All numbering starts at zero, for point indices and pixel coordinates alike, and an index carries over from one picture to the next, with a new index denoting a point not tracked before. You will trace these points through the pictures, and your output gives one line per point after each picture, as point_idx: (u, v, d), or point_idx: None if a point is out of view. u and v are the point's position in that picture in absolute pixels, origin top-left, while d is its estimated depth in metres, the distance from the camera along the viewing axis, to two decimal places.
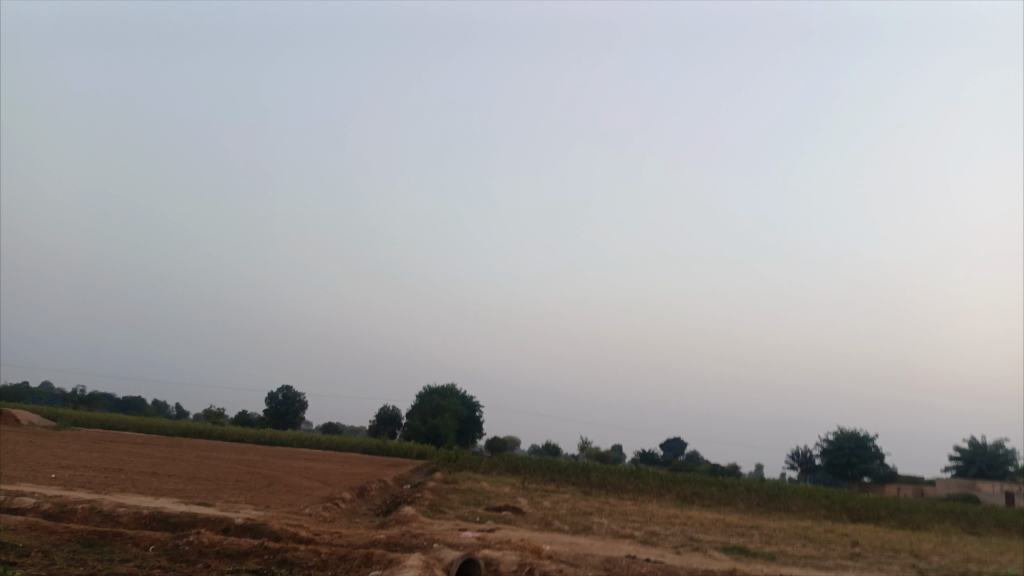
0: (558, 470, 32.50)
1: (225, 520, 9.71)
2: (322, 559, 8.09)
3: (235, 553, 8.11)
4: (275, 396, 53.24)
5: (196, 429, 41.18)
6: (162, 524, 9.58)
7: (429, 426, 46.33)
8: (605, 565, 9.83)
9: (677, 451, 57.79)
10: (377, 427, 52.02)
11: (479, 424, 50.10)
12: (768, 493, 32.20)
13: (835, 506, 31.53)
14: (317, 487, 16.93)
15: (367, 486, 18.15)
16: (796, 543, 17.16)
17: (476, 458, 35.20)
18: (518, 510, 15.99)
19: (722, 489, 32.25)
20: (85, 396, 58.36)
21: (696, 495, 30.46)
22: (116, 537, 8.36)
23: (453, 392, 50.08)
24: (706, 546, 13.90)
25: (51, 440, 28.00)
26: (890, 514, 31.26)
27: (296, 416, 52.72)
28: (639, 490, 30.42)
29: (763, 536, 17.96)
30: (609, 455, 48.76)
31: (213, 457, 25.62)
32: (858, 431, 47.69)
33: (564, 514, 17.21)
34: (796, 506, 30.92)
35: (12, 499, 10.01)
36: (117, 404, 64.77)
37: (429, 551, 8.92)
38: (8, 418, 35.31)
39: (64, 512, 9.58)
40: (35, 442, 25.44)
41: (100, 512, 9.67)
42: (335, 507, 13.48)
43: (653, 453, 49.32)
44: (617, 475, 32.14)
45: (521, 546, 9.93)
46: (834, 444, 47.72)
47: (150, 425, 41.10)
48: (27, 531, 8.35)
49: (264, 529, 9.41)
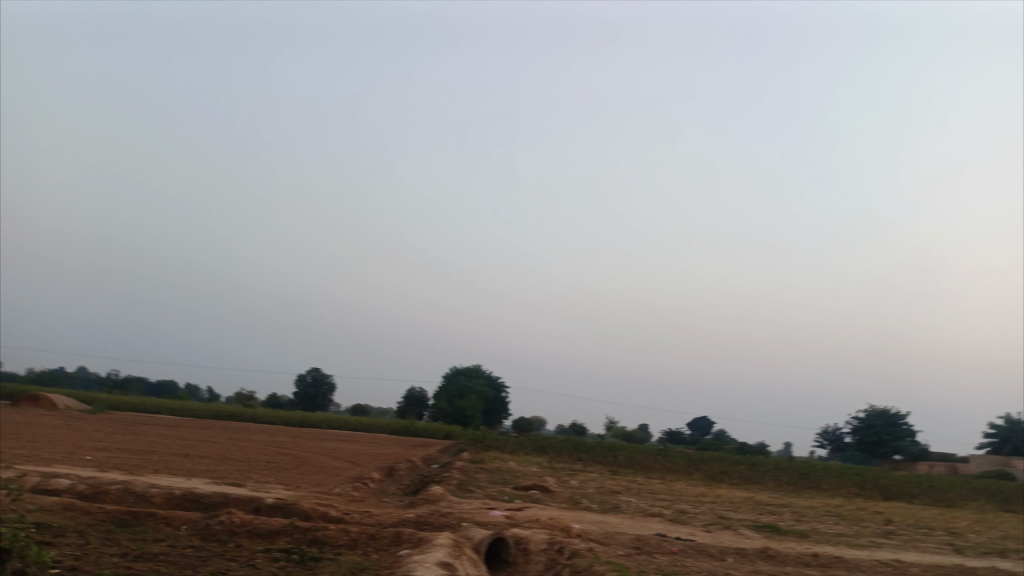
0: (585, 449, 32.50)
1: (255, 500, 9.77)
2: (351, 538, 8.10)
3: (265, 533, 8.15)
4: (304, 378, 53.92)
5: (227, 411, 41.85)
6: (193, 504, 9.67)
7: (455, 406, 46.60)
8: (636, 544, 9.74)
9: (704, 430, 57.48)
10: (405, 408, 52.43)
11: (506, 405, 50.25)
12: (798, 472, 31.89)
13: (866, 484, 31.17)
14: (346, 467, 17.07)
15: (395, 466, 18.26)
16: (828, 521, 16.96)
17: (503, 438, 35.31)
18: (546, 490, 15.98)
19: (751, 468, 32.00)
20: (120, 380, 59.56)
21: (725, 473, 30.29)
22: (149, 517, 8.45)
23: (479, 373, 50.24)
24: (737, 525, 13.77)
25: (88, 423, 28.60)
26: (923, 492, 30.84)
27: (325, 398, 53.31)
28: (667, 469, 30.32)
29: (795, 515, 17.76)
30: (636, 435, 48.65)
31: (244, 439, 25.98)
32: (889, 408, 47.03)
33: (592, 493, 17.18)
34: (827, 484, 30.62)
35: (48, 481, 10.17)
36: (150, 388, 66.13)
37: (458, 530, 8.89)
38: (45, 402, 36.13)
39: (98, 493, 9.71)
40: (72, 426, 25.99)
41: (133, 493, 9.79)
42: (364, 487, 13.55)
43: (680, 432, 49.13)
44: (645, 454, 32.05)
45: (550, 525, 9.87)
46: (865, 422, 47.10)
47: (183, 408, 41.81)
48: (63, 512, 8.47)
49: (294, 509, 9.46)
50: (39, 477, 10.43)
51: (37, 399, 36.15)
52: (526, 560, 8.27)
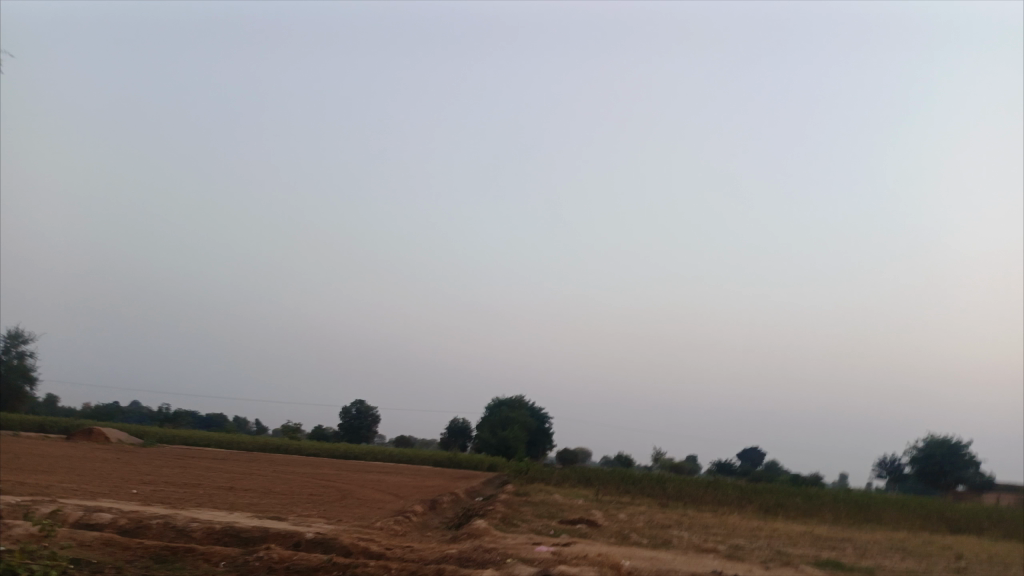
0: (632, 481, 31.64)
1: (295, 535, 9.55)
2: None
3: (304, 569, 7.90)
4: (348, 410, 54.14)
5: (273, 444, 42.13)
6: (233, 539, 9.49)
7: (499, 438, 46.10)
8: None
9: (755, 461, 55.76)
10: (449, 440, 52.11)
11: (550, 436, 49.53)
12: (857, 503, 30.52)
13: (931, 516, 29.64)
14: (389, 500, 16.81)
15: (438, 499, 17.94)
16: (895, 557, 15.99)
17: (547, 470, 34.69)
18: (593, 523, 15.45)
19: (807, 499, 30.75)
20: (170, 415, 60.60)
21: (779, 506, 29.12)
22: (187, 553, 8.29)
23: (522, 403, 49.68)
24: (797, 561, 13.06)
25: (139, 457, 28.99)
26: (993, 525, 29.18)
27: (369, 430, 53.36)
28: (718, 501, 29.29)
29: (857, 550, 16.82)
30: (684, 466, 47.35)
31: (289, 472, 25.96)
32: (950, 437, 44.96)
33: (642, 527, 16.55)
34: (888, 517, 29.18)
35: (91, 515, 10.13)
36: (200, 422, 67.24)
37: (503, 567, 8.49)
38: (98, 436, 36.83)
39: (139, 528, 9.62)
40: (122, 459, 26.34)
41: (173, 527, 9.67)
42: (406, 521, 13.24)
43: (730, 463, 47.70)
44: (694, 486, 31.06)
45: (599, 562, 9.41)
46: (924, 451, 45.07)
47: (230, 441, 42.22)
48: (102, 547, 8.36)
49: (334, 544, 9.21)
50: (82, 511, 10.41)
51: (90, 433, 36.87)
52: None
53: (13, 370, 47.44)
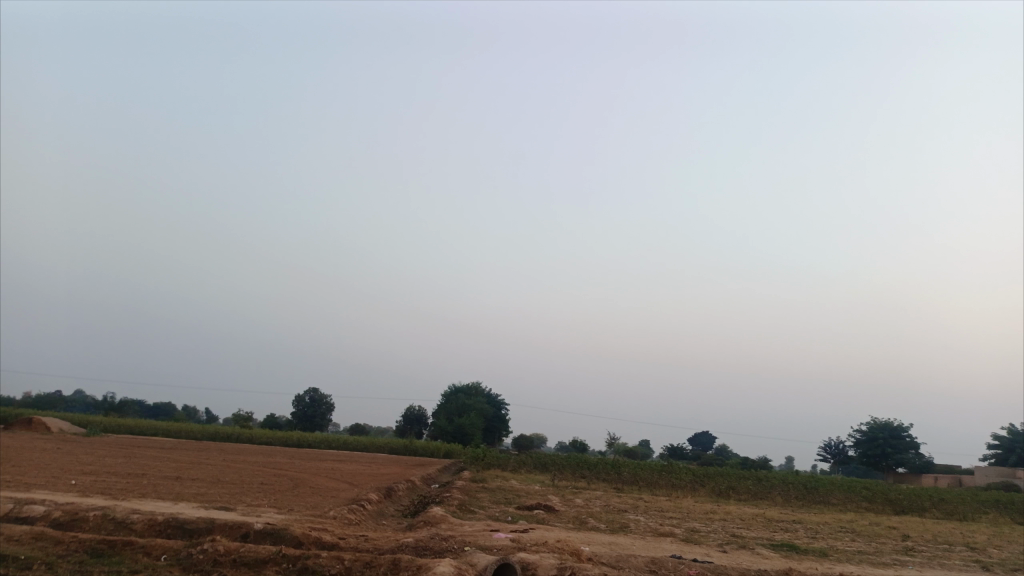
0: (589, 466, 31.74)
1: (243, 526, 9.14)
2: (345, 567, 7.45)
3: (252, 562, 7.53)
4: (302, 398, 53.17)
5: (224, 433, 41.11)
6: (177, 531, 9.05)
7: (455, 425, 45.86)
8: (651, 568, 9.10)
9: (706, 446, 56.72)
10: (404, 427, 51.68)
11: (506, 423, 49.48)
12: (806, 486, 31.18)
13: (877, 498, 30.43)
14: (343, 489, 16.41)
15: (394, 487, 17.62)
16: (844, 538, 16.28)
17: (503, 456, 34.61)
18: (550, 509, 15.35)
19: (758, 483, 31.30)
20: (116, 403, 58.72)
21: (732, 489, 29.57)
22: (126, 546, 7.83)
23: (478, 390, 49.48)
24: (753, 544, 13.14)
25: (80, 446, 27.87)
26: (934, 505, 30.12)
27: (323, 418, 52.55)
28: (673, 485, 29.62)
29: (809, 532, 17.06)
30: (637, 451, 47.82)
31: (240, 461, 25.26)
32: (892, 421, 46.36)
33: (599, 512, 16.51)
34: (836, 499, 29.89)
35: (22, 507, 9.54)
36: (147, 411, 65.38)
37: (461, 556, 8.24)
38: (38, 426, 35.41)
39: (75, 521, 9.09)
40: (63, 449, 25.34)
41: (113, 520, 9.17)
42: (361, 510, 12.91)
43: (682, 447, 48.37)
44: (649, 470, 31.33)
45: (559, 548, 9.25)
46: (867, 435, 46.43)
47: (179, 430, 41.05)
48: (32, 542, 7.84)
49: (285, 535, 8.83)
50: (13, 504, 9.80)
51: (29, 423, 35.40)
52: None
53: None
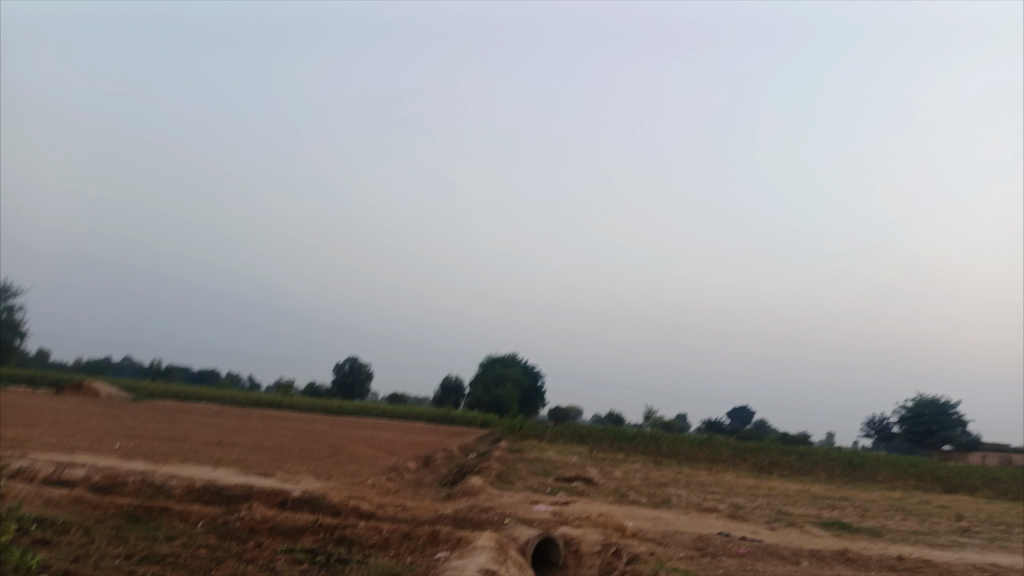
0: (626, 439, 31.39)
1: (280, 493, 9.00)
2: (383, 538, 7.22)
3: (289, 530, 7.36)
4: (341, 366, 53.77)
5: (266, 399, 41.70)
6: (215, 497, 8.96)
7: (492, 395, 45.87)
8: (698, 545, 8.73)
9: (744, 420, 55.91)
10: (441, 397, 51.94)
11: (542, 393, 49.37)
12: (851, 463, 30.39)
13: (925, 476, 29.54)
14: (381, 456, 16.35)
15: (432, 455, 17.53)
16: (896, 517, 15.66)
17: (540, 427, 34.44)
18: (590, 481, 15.06)
19: (801, 458, 30.59)
20: (162, 369, 60.15)
21: (774, 464, 28.97)
22: (163, 513, 7.73)
23: (515, 361, 49.38)
24: (802, 522, 12.68)
25: (127, 411, 28.47)
26: (986, 484, 29.13)
27: (362, 386, 53.09)
28: (713, 459, 29.13)
29: (858, 509, 16.48)
30: (674, 425, 47.31)
31: (280, 427, 25.51)
32: (938, 397, 45.02)
33: (639, 485, 16.20)
34: (881, 476, 29.10)
35: (62, 471, 9.56)
36: (193, 377, 67.03)
37: (501, 529, 7.97)
38: (88, 391, 36.30)
39: (114, 485, 9.07)
40: (110, 414, 25.86)
41: (151, 484, 9.13)
42: (399, 478, 12.79)
43: (720, 422, 47.68)
44: (689, 444, 30.85)
45: (602, 523, 8.91)
46: (912, 411, 45.19)
47: (222, 397, 41.74)
48: (70, 506, 7.79)
49: (322, 503, 8.67)
50: (54, 467, 9.83)
51: (79, 387, 36.37)
52: (578, 563, 7.36)
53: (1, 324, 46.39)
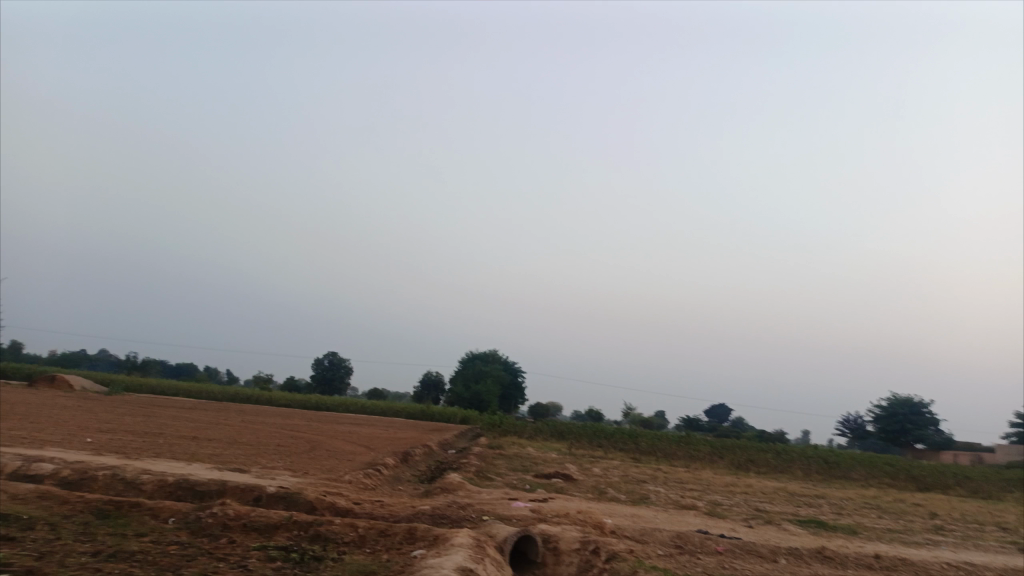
0: (606, 436, 31.46)
1: (254, 489, 8.85)
2: (359, 535, 7.11)
3: (263, 527, 7.23)
4: (321, 361, 53.40)
5: (243, 394, 41.28)
6: (188, 493, 8.79)
7: (472, 391, 45.77)
8: (676, 543, 8.72)
9: (722, 418, 56.30)
10: (421, 393, 51.75)
11: (523, 390, 49.35)
12: (827, 461, 30.71)
13: (899, 474, 29.91)
14: (359, 452, 16.20)
15: (411, 451, 17.42)
16: (872, 515, 15.80)
17: (520, 423, 34.39)
18: (569, 477, 15.04)
19: (777, 456, 30.84)
20: (138, 363, 59.41)
21: (751, 462, 29.18)
22: (133, 509, 7.56)
23: (496, 357, 49.32)
24: (780, 519, 12.73)
25: (101, 404, 28.04)
26: (958, 483, 29.55)
27: (342, 382, 52.76)
28: (691, 457, 29.27)
29: (834, 507, 16.60)
30: (653, 422, 47.52)
31: (258, 422, 25.24)
32: (912, 397, 45.65)
33: (618, 482, 16.21)
34: (857, 474, 29.41)
35: (30, 465, 9.35)
36: (169, 371, 66.26)
37: (479, 526, 7.88)
38: (61, 384, 35.72)
39: (84, 479, 8.87)
40: (83, 407, 25.42)
41: (122, 479, 8.94)
42: (377, 474, 12.68)
43: (699, 419, 47.98)
44: (667, 441, 30.98)
45: (581, 521, 8.86)
46: (886, 410, 45.80)
47: (199, 391, 41.28)
48: (36, 501, 7.59)
49: (298, 500, 8.54)
50: (22, 461, 9.60)
51: (53, 380, 35.78)
52: (556, 561, 7.30)
53: None
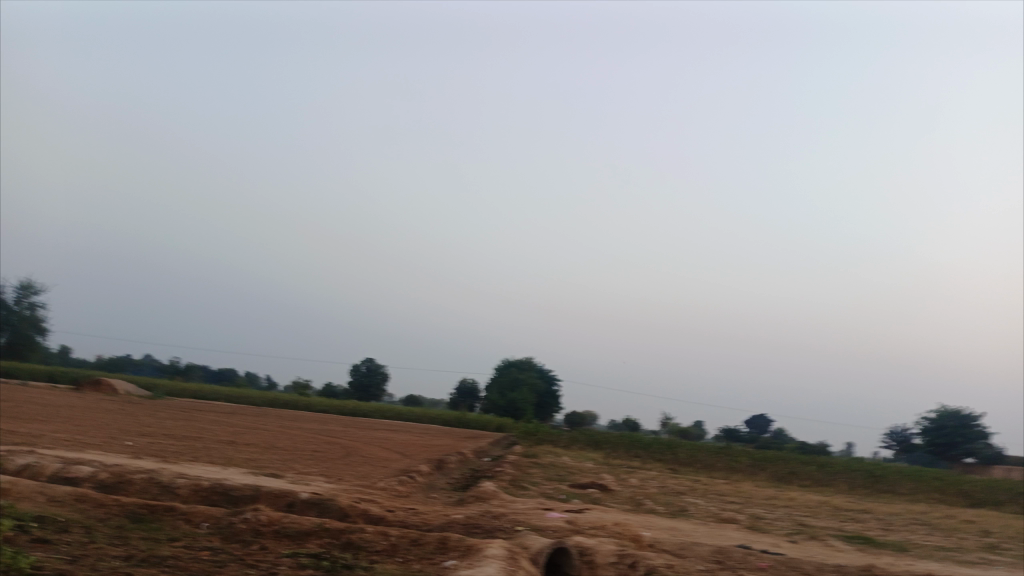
0: (642, 446, 30.99)
1: (288, 495, 8.81)
2: (391, 543, 7.00)
3: (294, 534, 7.17)
4: (358, 368, 53.77)
5: (282, 399, 41.71)
6: (222, 497, 8.78)
7: (507, 399, 45.61)
8: (717, 558, 8.41)
9: (762, 429, 55.14)
10: (457, 400, 51.75)
11: (558, 398, 49.00)
12: (872, 474, 29.77)
13: (949, 489, 28.84)
14: (394, 459, 16.14)
15: (446, 459, 17.31)
16: (921, 532, 15.18)
17: (555, 432, 34.07)
18: (605, 488, 14.76)
19: (820, 469, 30.02)
20: (182, 368, 60.58)
21: (793, 474, 28.43)
22: (167, 513, 7.56)
23: (531, 365, 49.08)
24: (824, 535, 12.29)
25: (144, 408, 28.57)
26: (1013, 499, 28.35)
27: (379, 388, 53.06)
28: (730, 468, 28.65)
29: (881, 523, 16.01)
30: (691, 432, 46.80)
31: (295, 427, 25.45)
32: (961, 409, 44.16)
33: (655, 493, 15.88)
34: (904, 489, 28.43)
35: (69, 468, 9.45)
36: (211, 376, 67.42)
37: (512, 537, 7.71)
38: (107, 388, 36.52)
39: (121, 483, 8.93)
40: (127, 411, 25.92)
41: (158, 483, 8.98)
42: (411, 481, 12.59)
43: (738, 430, 47.09)
44: (706, 452, 30.38)
45: (617, 533, 8.62)
46: (934, 423, 44.36)
47: (239, 396, 41.83)
48: (73, 504, 7.65)
49: (331, 507, 8.47)
50: (62, 464, 9.71)
51: (99, 384, 36.63)
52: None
53: (24, 321, 46.93)
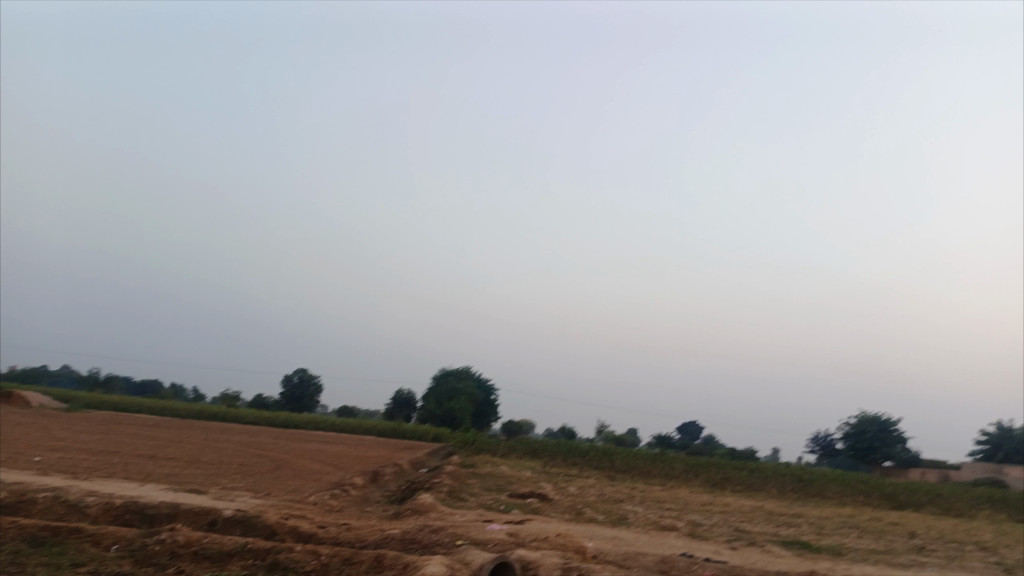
0: (580, 454, 30.92)
1: (210, 513, 8.21)
2: (322, 564, 6.51)
3: (215, 555, 6.62)
4: (290, 378, 52.18)
5: (210, 411, 40.05)
6: (137, 517, 8.12)
7: (444, 409, 45.00)
8: (661, 568, 8.23)
9: (694, 435, 56.09)
10: (393, 410, 50.83)
11: (496, 408, 48.65)
12: (801, 478, 30.49)
13: (873, 492, 29.78)
14: (326, 472, 15.50)
15: (380, 470, 16.74)
16: (852, 535, 15.46)
17: (493, 441, 33.70)
18: (545, 497, 14.53)
19: (752, 474, 30.55)
20: (101, 379, 57.62)
21: (726, 479, 28.86)
22: (72, 535, 6.90)
23: (469, 374, 48.61)
24: (762, 540, 12.34)
25: (59, 421, 26.93)
26: (931, 501, 29.44)
27: (311, 399, 51.62)
28: (666, 475, 28.86)
29: (814, 527, 16.24)
30: (626, 440, 47.15)
31: (223, 440, 24.37)
32: (880, 414, 45.83)
33: (595, 501, 15.70)
34: (831, 492, 29.22)
35: None
36: (133, 388, 64.40)
37: (452, 552, 7.32)
38: (18, 400, 34.30)
39: (22, 503, 8.16)
40: (38, 424, 24.31)
41: (65, 502, 8.25)
42: (344, 495, 12.05)
43: (671, 437, 47.77)
44: (642, 459, 30.54)
45: (561, 545, 8.35)
46: (855, 428, 45.93)
47: (163, 408, 39.94)
48: None
49: (257, 524, 7.92)
50: None
51: (9, 396, 34.39)
52: None
53: None
